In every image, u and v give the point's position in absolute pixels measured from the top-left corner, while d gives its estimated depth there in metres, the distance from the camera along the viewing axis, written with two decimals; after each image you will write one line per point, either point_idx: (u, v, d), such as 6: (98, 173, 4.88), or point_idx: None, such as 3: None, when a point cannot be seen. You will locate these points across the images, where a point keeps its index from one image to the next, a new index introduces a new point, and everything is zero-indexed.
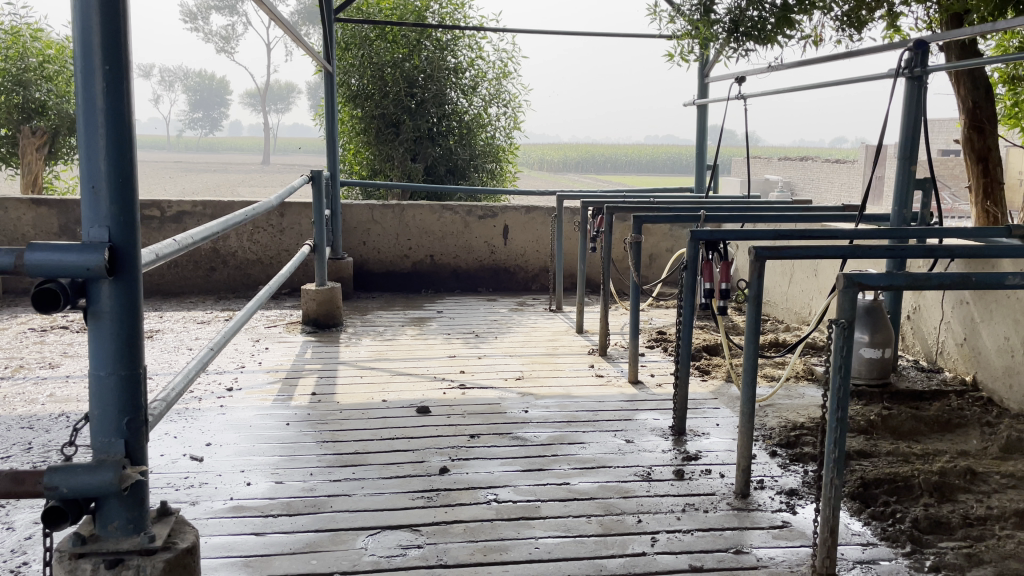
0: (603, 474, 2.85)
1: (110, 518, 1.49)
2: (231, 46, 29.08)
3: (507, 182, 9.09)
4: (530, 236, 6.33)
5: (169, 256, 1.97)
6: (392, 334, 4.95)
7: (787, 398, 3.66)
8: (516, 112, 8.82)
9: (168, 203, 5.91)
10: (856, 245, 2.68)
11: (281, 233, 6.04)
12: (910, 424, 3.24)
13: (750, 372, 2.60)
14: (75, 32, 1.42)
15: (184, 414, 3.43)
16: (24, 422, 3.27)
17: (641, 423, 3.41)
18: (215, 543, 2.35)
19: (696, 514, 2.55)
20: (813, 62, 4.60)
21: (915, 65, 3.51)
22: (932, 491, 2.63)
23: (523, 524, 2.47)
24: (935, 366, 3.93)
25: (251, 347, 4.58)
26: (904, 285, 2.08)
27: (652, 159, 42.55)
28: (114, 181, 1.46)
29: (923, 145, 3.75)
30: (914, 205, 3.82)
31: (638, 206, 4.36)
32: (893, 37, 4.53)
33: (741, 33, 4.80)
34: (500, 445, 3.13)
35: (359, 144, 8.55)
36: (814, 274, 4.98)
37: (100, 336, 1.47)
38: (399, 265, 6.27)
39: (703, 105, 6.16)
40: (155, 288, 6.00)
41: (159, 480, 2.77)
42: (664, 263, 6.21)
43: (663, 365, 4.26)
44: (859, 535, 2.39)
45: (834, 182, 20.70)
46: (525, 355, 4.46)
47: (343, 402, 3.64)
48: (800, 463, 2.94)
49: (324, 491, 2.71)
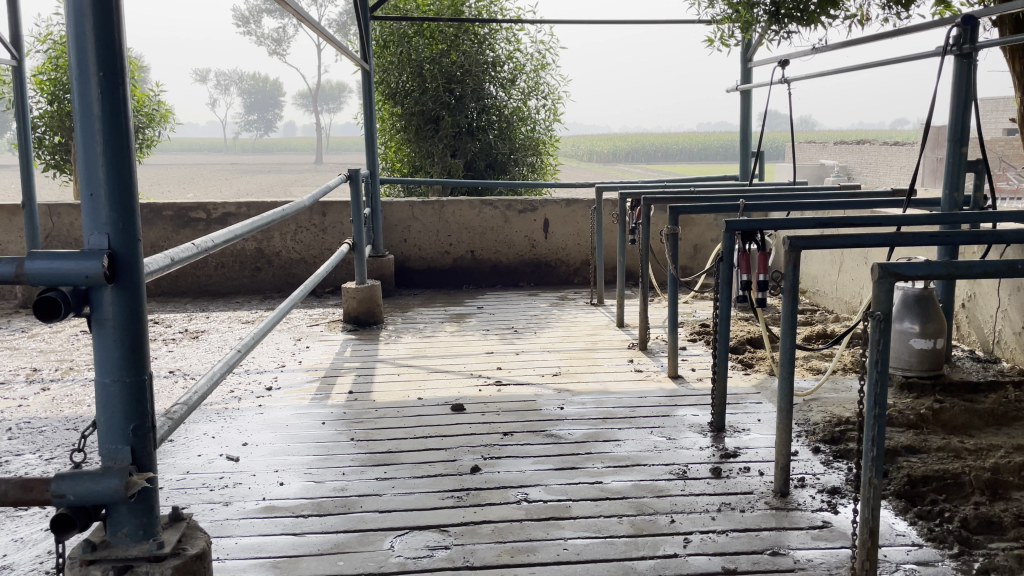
0: (637, 472, 2.79)
1: (120, 524, 1.50)
2: (283, 48, 29.47)
3: (548, 176, 9.02)
4: (571, 229, 6.27)
5: (186, 260, 1.97)
6: (432, 331, 4.94)
7: (834, 391, 3.54)
8: (556, 104, 8.73)
9: (214, 205, 6.02)
10: (898, 234, 2.56)
11: (323, 232, 6.08)
12: (963, 418, 3.10)
13: (788, 367, 2.50)
14: (71, 39, 1.43)
15: (223, 414, 3.46)
16: (70, 423, 3.35)
17: (679, 419, 3.33)
18: (246, 544, 2.36)
19: (732, 514, 2.47)
20: (858, 42, 4.44)
21: (964, 42, 3.36)
22: (984, 489, 2.50)
23: (553, 525, 2.43)
24: (991, 357, 3.76)
25: (293, 346, 4.62)
26: (943, 275, 1.96)
27: (702, 147, 41.89)
28: (114, 189, 1.46)
29: (975, 125, 3.58)
30: (966, 188, 3.65)
31: (676, 196, 4.26)
32: (943, 13, 4.33)
33: (782, 15, 4.66)
34: (534, 443, 3.09)
35: (400, 141, 8.59)
36: (864, 262, 4.80)
37: (105, 344, 1.48)
38: (440, 261, 6.27)
39: (746, 90, 6.01)
40: (203, 289, 6.11)
41: (195, 480, 2.79)
42: (708, 254, 6.09)
43: (705, 359, 4.17)
44: (904, 536, 2.29)
45: (892, 165, 20.00)
46: (563, 351, 4.41)
47: (380, 401, 3.65)
48: (844, 460, 2.83)
49: (355, 491, 2.71)
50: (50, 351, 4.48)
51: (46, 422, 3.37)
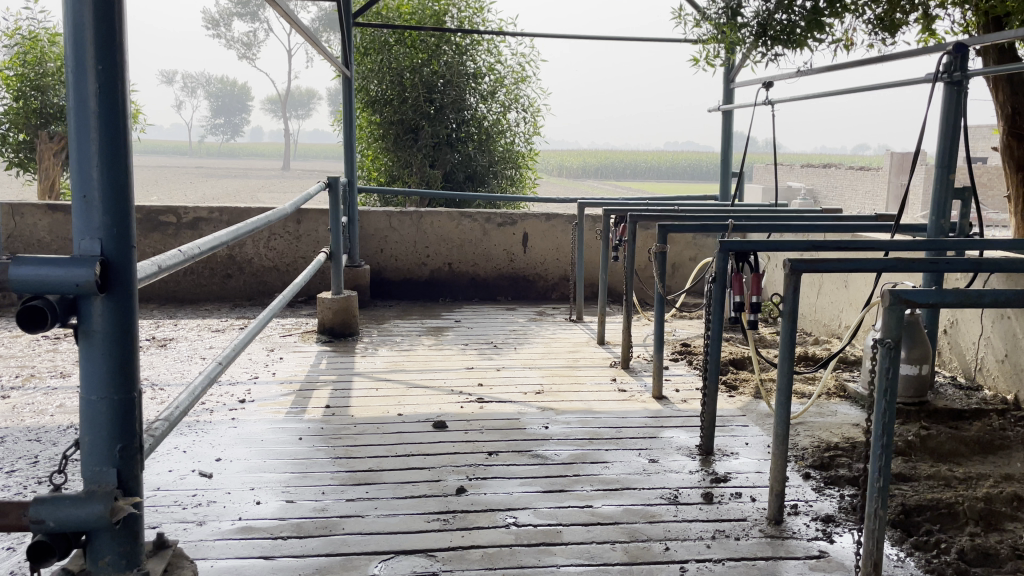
0: (628, 497, 2.72)
1: (101, 553, 1.40)
2: (252, 53, 29.17)
3: (526, 189, 8.98)
4: (551, 244, 6.22)
5: (173, 267, 1.87)
6: (408, 344, 4.83)
7: (820, 416, 3.51)
8: (536, 117, 8.70)
9: (184, 209, 5.85)
10: (897, 260, 2.52)
11: (298, 240, 5.95)
12: (950, 446, 3.08)
13: (785, 392, 2.45)
14: (67, 29, 1.33)
15: (195, 428, 3.33)
16: (33, 434, 3.19)
17: (667, 441, 3.28)
18: (222, 567, 2.24)
19: (727, 542, 2.41)
20: (843, 67, 4.47)
21: (954, 70, 3.38)
22: (978, 520, 2.47)
23: (545, 551, 2.35)
24: (973, 383, 3.77)
25: (266, 356, 4.49)
26: (953, 303, 1.92)
27: (671, 166, 42.33)
28: (108, 192, 1.36)
29: (962, 152, 3.59)
30: (952, 215, 3.65)
31: (662, 213, 4.22)
32: (927, 41, 4.37)
33: (769, 37, 4.67)
34: (520, 463, 3.01)
35: (377, 150, 8.48)
36: (844, 286, 4.82)
37: (92, 357, 1.38)
38: (416, 273, 6.17)
39: (728, 110, 6.03)
40: (171, 295, 5.94)
41: (166, 498, 2.66)
42: (687, 273, 6.08)
43: (688, 379, 4.13)
44: (902, 568, 2.25)
45: (858, 190, 20.25)
46: (545, 368, 4.34)
47: (358, 416, 3.54)
48: (836, 487, 2.79)
49: (336, 512, 2.60)
50: (10, 356, 4.29)
51: (6, 432, 3.21)
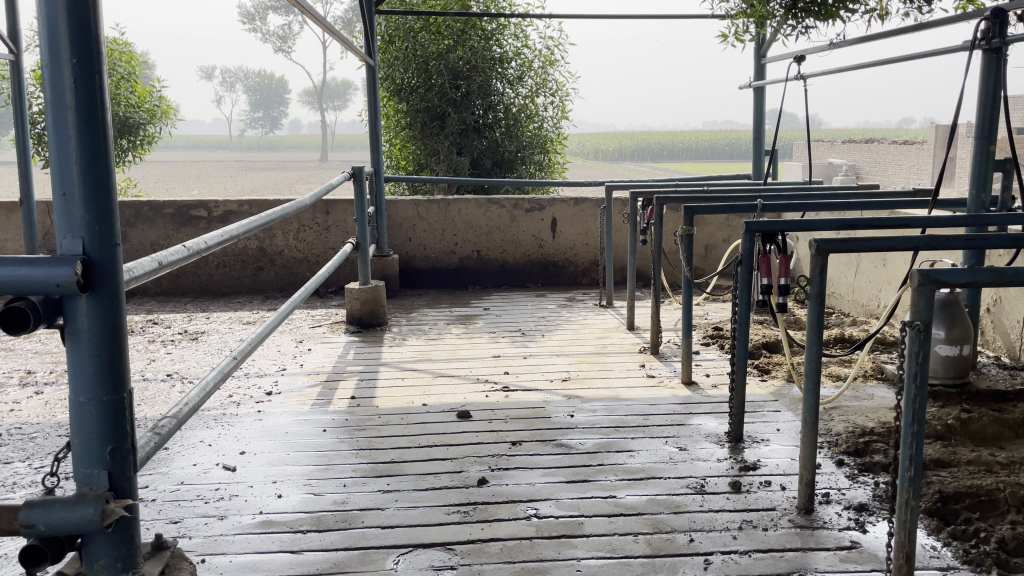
0: (653, 487, 2.66)
1: (96, 556, 1.42)
2: (288, 46, 29.51)
3: (556, 174, 8.90)
4: (580, 229, 6.14)
5: (177, 263, 1.85)
6: (436, 333, 4.81)
7: (855, 400, 3.40)
8: (564, 101, 8.61)
9: (214, 202, 5.88)
10: (931, 237, 2.39)
11: (327, 231, 5.96)
12: (993, 429, 2.95)
13: (813, 377, 2.36)
14: (42, 25, 1.32)
15: (221, 421, 3.33)
16: (63, 429, 3.23)
17: (695, 428, 3.20)
18: (241, 561, 2.24)
19: (754, 533, 2.34)
20: (877, 37, 4.31)
21: (993, 36, 3.22)
22: (1020, 507, 2.36)
23: (565, 543, 2.30)
24: (1018, 363, 3.62)
25: (294, 348, 4.50)
26: (987, 282, 1.81)
27: (708, 145, 41.69)
28: (88, 189, 1.35)
29: (1003, 124, 3.44)
30: (993, 188, 3.50)
31: (689, 194, 4.12)
32: (966, 7, 4.18)
33: (799, 9, 4.51)
34: (544, 453, 2.97)
35: (405, 138, 8.48)
36: (883, 264, 4.66)
37: (79, 356, 1.38)
38: (445, 261, 6.14)
39: (760, 87, 5.88)
40: (204, 289, 6.00)
41: (190, 492, 2.67)
42: (720, 255, 5.96)
43: (719, 364, 4.04)
44: (938, 559, 2.15)
45: (901, 164, 19.62)
46: (572, 355, 4.28)
47: (383, 407, 3.51)
48: (870, 474, 2.69)
49: (356, 505, 2.58)
50: (45, 352, 4.36)
51: (38, 427, 3.25)
